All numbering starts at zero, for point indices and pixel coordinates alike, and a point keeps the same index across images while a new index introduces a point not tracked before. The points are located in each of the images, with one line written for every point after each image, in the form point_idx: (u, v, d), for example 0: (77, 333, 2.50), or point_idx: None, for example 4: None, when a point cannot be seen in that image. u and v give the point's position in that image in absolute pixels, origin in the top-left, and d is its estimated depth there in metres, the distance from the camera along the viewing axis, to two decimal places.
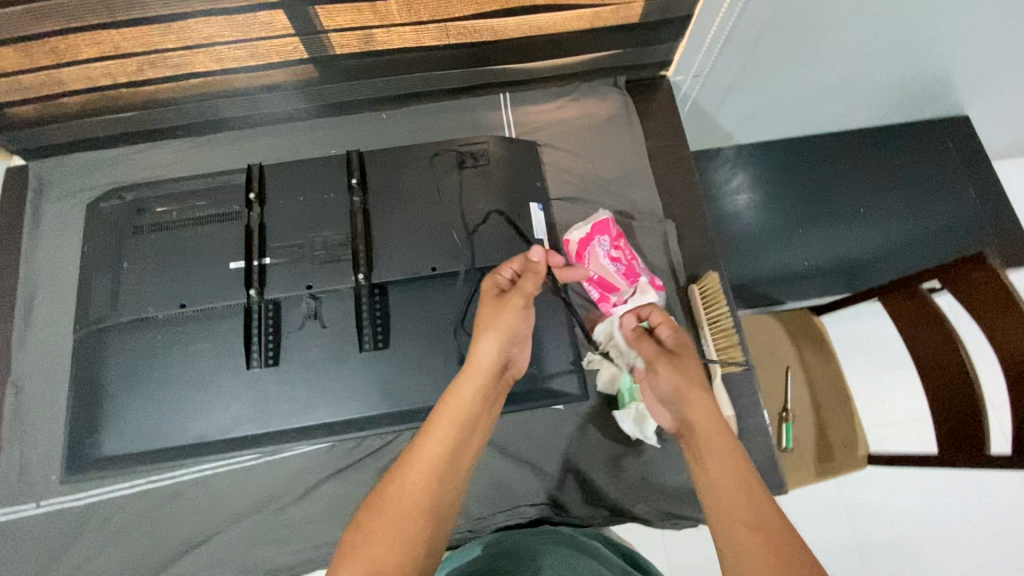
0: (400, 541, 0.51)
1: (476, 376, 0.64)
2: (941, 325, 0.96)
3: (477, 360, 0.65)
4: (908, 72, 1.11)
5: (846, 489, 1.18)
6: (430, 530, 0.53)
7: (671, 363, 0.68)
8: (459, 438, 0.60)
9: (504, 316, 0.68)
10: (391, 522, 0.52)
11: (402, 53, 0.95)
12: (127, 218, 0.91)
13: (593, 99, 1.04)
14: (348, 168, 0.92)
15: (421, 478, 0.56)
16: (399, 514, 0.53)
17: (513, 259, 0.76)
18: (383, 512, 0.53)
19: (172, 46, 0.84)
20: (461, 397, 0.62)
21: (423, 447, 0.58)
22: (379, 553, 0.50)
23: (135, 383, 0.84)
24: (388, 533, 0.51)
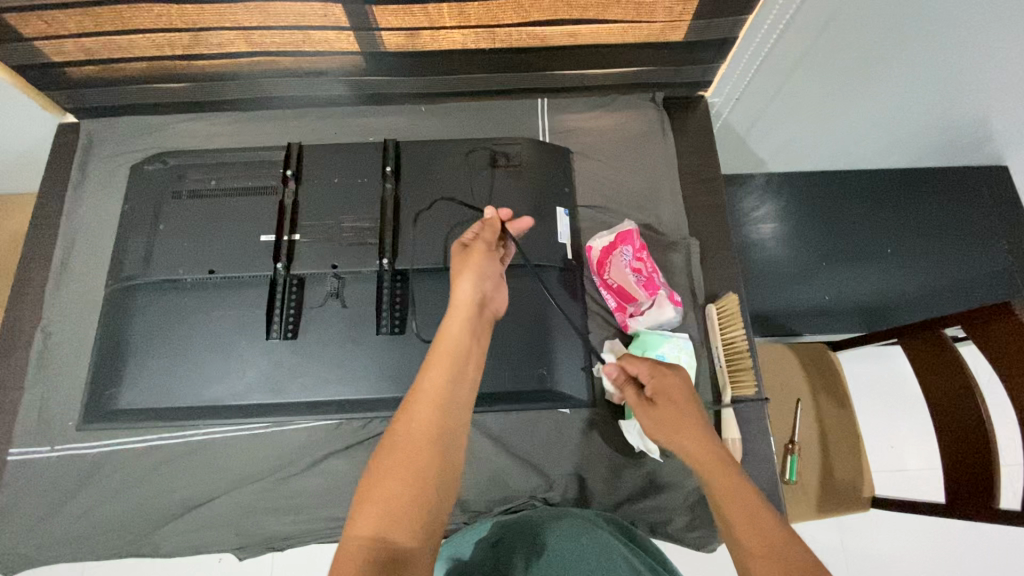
0: (412, 479, 0.48)
1: (461, 313, 0.62)
2: (961, 371, 0.94)
3: (458, 300, 0.63)
4: (950, 116, 1.10)
5: (847, 530, 1.16)
6: (440, 469, 0.50)
7: (649, 416, 0.66)
8: (459, 375, 0.57)
9: (473, 259, 0.66)
10: (403, 462, 0.49)
11: (447, 54, 0.97)
12: (168, 182, 0.94)
13: (629, 112, 1.06)
14: (383, 156, 0.94)
15: (427, 414, 0.52)
16: (409, 453, 0.50)
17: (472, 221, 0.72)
18: (393, 454, 0.50)
19: (229, 25, 0.86)
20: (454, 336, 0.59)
21: (425, 385, 0.55)
22: (394, 492, 0.47)
23: (158, 340, 0.86)
24: (400, 472, 0.49)
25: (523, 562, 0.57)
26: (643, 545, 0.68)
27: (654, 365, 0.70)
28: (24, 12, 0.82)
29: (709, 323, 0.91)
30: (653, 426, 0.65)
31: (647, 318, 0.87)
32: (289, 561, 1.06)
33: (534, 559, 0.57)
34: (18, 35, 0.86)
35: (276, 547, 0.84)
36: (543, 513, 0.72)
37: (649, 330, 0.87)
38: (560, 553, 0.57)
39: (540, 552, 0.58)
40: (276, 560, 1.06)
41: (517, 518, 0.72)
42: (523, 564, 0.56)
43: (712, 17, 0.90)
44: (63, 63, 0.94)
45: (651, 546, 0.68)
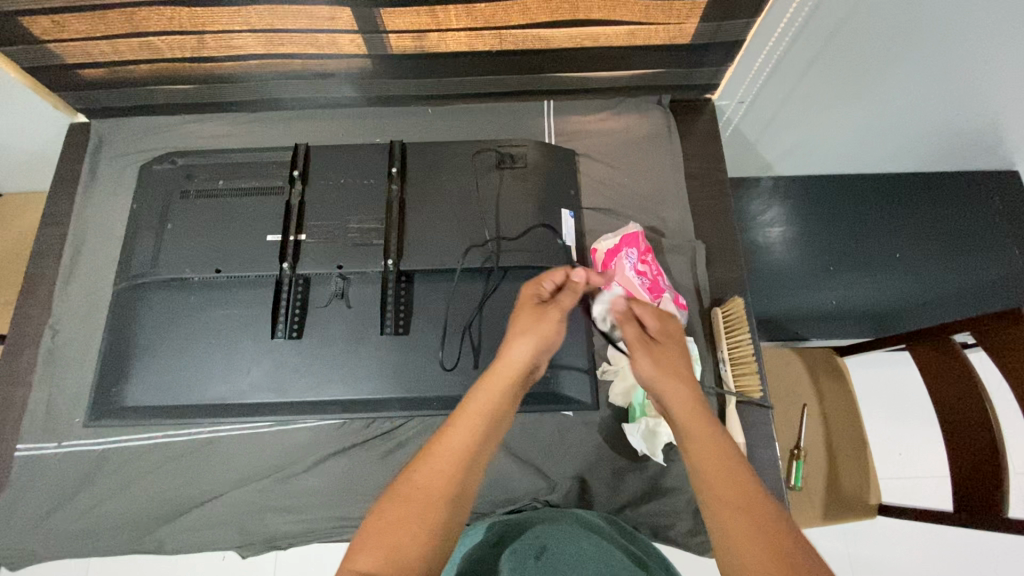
0: (423, 529, 0.47)
1: (503, 377, 0.60)
2: (970, 378, 0.93)
3: (505, 363, 0.61)
4: (960, 121, 1.09)
5: (854, 537, 1.15)
6: (450, 523, 0.48)
7: (644, 351, 0.64)
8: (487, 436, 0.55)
9: (543, 325, 0.66)
10: (417, 510, 0.48)
11: (454, 57, 0.97)
12: (176, 182, 0.95)
13: (636, 115, 1.05)
14: (389, 157, 0.94)
15: (448, 470, 0.51)
16: (425, 503, 0.48)
17: (555, 271, 0.73)
18: (408, 500, 0.48)
19: (239, 28, 0.87)
20: (490, 398, 0.58)
21: (450, 438, 0.54)
22: (403, 539, 0.46)
23: (165, 339, 0.87)
24: (413, 519, 0.47)
25: (521, 561, 0.57)
26: (645, 548, 0.68)
27: (659, 313, 0.71)
28: (38, 16, 0.83)
29: (715, 326, 0.90)
30: (643, 358, 0.64)
31: None
32: (291, 560, 1.06)
33: (533, 558, 0.57)
34: (33, 38, 0.87)
35: (279, 546, 0.84)
36: (545, 515, 0.72)
37: None
38: (558, 554, 0.57)
39: (539, 553, 0.58)
40: (278, 559, 1.06)
41: (518, 520, 0.72)
42: (521, 563, 0.56)
43: (720, 20, 0.89)
44: (75, 65, 0.95)
45: (653, 550, 0.67)
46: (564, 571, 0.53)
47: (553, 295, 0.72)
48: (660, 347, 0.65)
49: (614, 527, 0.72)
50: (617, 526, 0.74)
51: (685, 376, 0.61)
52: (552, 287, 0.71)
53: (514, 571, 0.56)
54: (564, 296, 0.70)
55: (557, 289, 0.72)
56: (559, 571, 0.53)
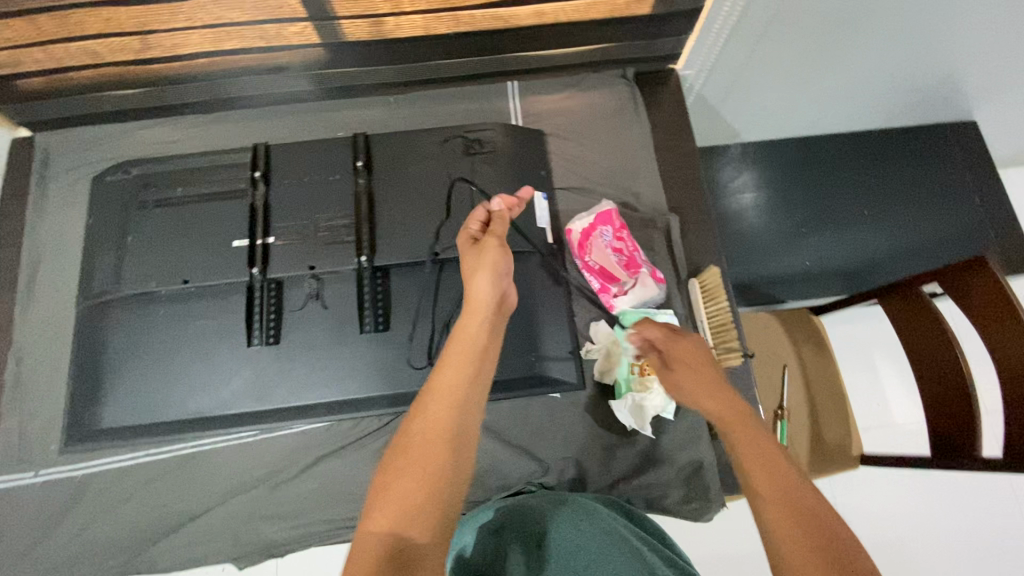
0: (432, 477, 0.45)
1: (477, 310, 0.58)
2: (942, 332, 0.95)
3: (472, 296, 0.60)
4: (919, 73, 1.10)
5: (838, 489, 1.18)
6: (458, 464, 0.47)
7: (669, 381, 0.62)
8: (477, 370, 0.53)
9: (487, 256, 0.63)
10: (423, 457, 0.46)
11: (411, 43, 0.96)
12: (133, 193, 0.91)
13: (601, 90, 1.04)
14: (354, 150, 0.92)
15: (445, 410, 0.49)
16: (427, 448, 0.47)
17: (474, 211, 0.70)
18: (411, 451, 0.46)
19: (180, 26, 0.84)
20: (470, 334, 0.56)
21: (440, 378, 0.51)
22: (413, 488, 0.44)
23: (137, 356, 0.85)
24: (418, 467, 0.45)
25: (524, 554, 0.58)
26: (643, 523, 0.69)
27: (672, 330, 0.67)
28: None
29: (693, 297, 0.91)
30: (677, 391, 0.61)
31: (628, 297, 0.87)
32: (293, 566, 1.05)
33: (535, 550, 0.58)
34: None
35: (276, 554, 0.83)
36: (545, 497, 0.73)
37: (633, 309, 0.87)
38: (559, 541, 0.58)
39: (540, 542, 0.59)
40: (279, 565, 1.05)
41: (519, 502, 0.73)
42: (524, 559, 0.57)
43: None
44: (10, 76, 0.90)
45: (653, 523, 0.69)
46: (565, 563, 0.54)
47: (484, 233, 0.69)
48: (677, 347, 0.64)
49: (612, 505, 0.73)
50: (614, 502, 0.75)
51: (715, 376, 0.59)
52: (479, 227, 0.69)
53: (518, 567, 0.57)
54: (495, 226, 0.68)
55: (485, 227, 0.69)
56: (561, 564, 0.54)
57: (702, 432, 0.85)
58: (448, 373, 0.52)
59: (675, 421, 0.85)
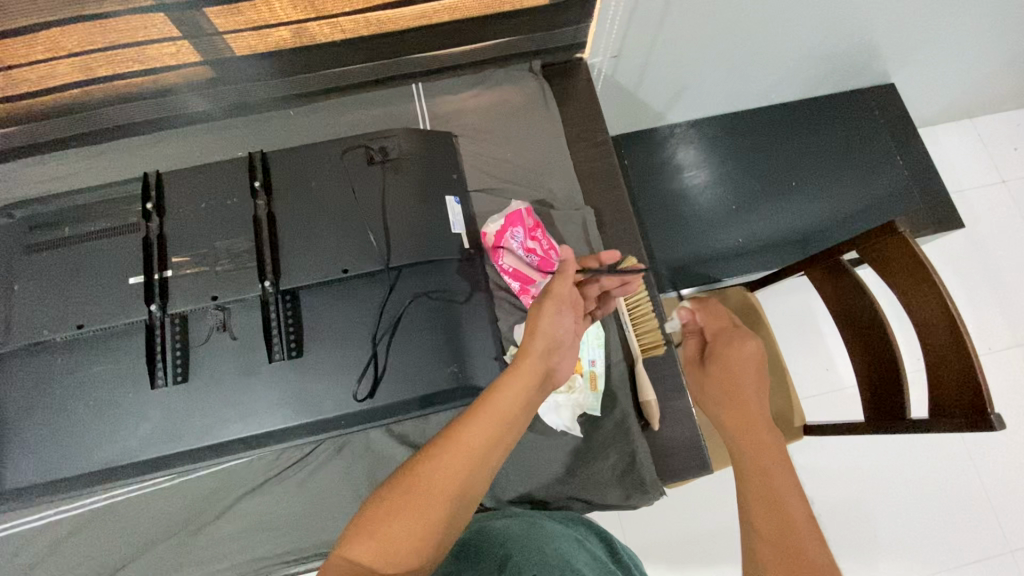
0: (423, 528, 0.51)
1: (519, 374, 0.60)
2: (864, 299, 0.96)
3: (521, 358, 0.61)
4: (823, 41, 1.11)
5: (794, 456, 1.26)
6: (451, 520, 0.52)
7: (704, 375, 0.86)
8: (498, 438, 0.56)
9: (541, 319, 0.63)
10: (421, 507, 0.51)
11: (302, 53, 0.92)
12: (17, 237, 0.85)
13: (508, 86, 1.01)
14: (250, 170, 0.87)
15: (456, 468, 0.53)
16: (428, 499, 0.52)
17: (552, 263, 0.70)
18: (411, 495, 0.52)
19: (46, 55, 0.80)
20: (503, 400, 0.58)
21: (464, 435, 0.55)
22: (400, 530, 0.50)
23: (34, 410, 0.80)
24: (412, 512, 0.51)
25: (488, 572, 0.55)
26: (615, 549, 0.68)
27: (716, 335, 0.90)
28: None
29: None
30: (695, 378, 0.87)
31: None
32: None
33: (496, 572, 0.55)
34: None
35: None
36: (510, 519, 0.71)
37: None
38: (525, 565, 0.55)
39: (502, 565, 0.56)
40: None
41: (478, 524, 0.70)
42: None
43: None
44: None
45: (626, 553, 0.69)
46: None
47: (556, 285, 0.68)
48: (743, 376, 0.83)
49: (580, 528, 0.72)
50: (577, 523, 0.74)
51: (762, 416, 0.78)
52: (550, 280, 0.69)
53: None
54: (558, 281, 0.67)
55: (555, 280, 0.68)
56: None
57: (632, 426, 0.83)
58: (473, 434, 0.55)
59: (603, 417, 0.84)
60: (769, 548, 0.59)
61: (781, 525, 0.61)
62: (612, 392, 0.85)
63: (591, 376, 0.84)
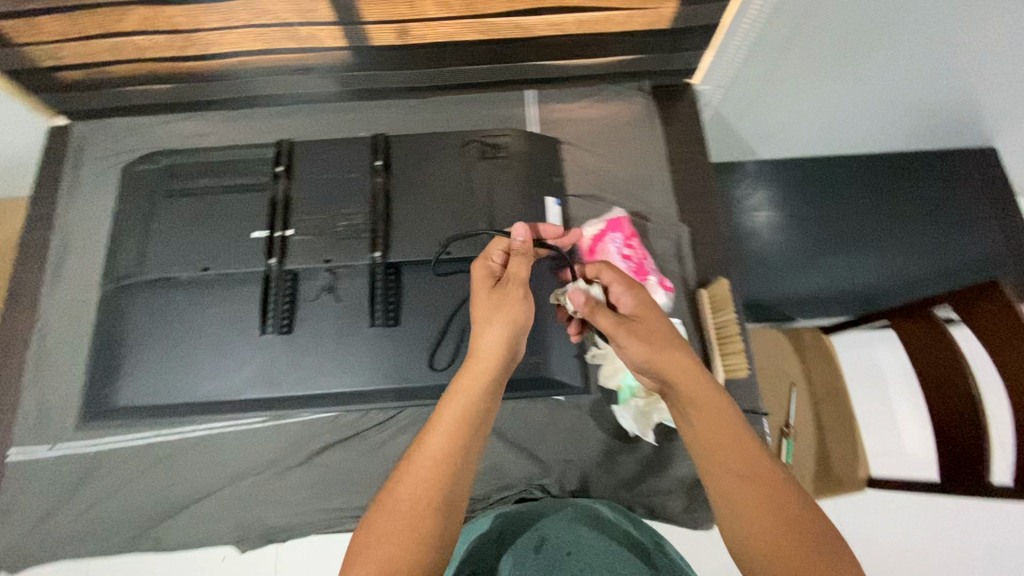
0: (415, 541, 0.46)
1: (482, 367, 0.57)
2: (954, 356, 0.94)
3: (478, 351, 0.58)
4: (936, 98, 1.10)
5: (879, 515, 1.17)
6: (446, 526, 0.48)
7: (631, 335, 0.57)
8: (470, 436, 0.52)
9: (506, 309, 0.61)
10: (406, 523, 0.47)
11: (434, 48, 0.97)
12: (159, 182, 0.94)
13: (616, 102, 1.07)
14: (374, 151, 0.94)
15: (431, 478, 0.49)
16: (410, 514, 0.47)
17: (496, 243, 0.68)
18: (394, 513, 0.47)
19: (216, 24, 0.87)
20: (468, 396, 0.55)
21: (429, 444, 0.51)
22: (395, 550, 0.45)
23: (152, 339, 0.87)
24: (400, 531, 0.46)
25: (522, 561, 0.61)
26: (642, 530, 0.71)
27: (626, 278, 0.61)
28: (10, 18, 0.82)
29: (700, 306, 0.92)
30: (631, 345, 0.56)
31: None
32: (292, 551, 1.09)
33: (534, 551, 0.63)
34: (6, 41, 0.86)
35: (276, 539, 0.85)
36: (548, 509, 0.74)
37: None
38: (557, 542, 0.64)
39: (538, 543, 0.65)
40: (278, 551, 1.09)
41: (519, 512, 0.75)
42: (523, 556, 0.63)
43: (694, 4, 0.90)
44: (52, 68, 0.94)
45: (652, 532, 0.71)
46: (565, 558, 0.60)
47: (503, 267, 0.67)
48: (645, 323, 0.58)
49: (610, 511, 0.75)
50: (614, 510, 0.76)
51: (671, 342, 0.55)
52: (501, 260, 0.67)
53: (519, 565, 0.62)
54: (512, 263, 0.66)
55: (506, 261, 0.67)
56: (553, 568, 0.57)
57: None
58: (439, 439, 0.51)
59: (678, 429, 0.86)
60: (723, 477, 0.49)
61: (714, 437, 0.51)
62: None
63: None
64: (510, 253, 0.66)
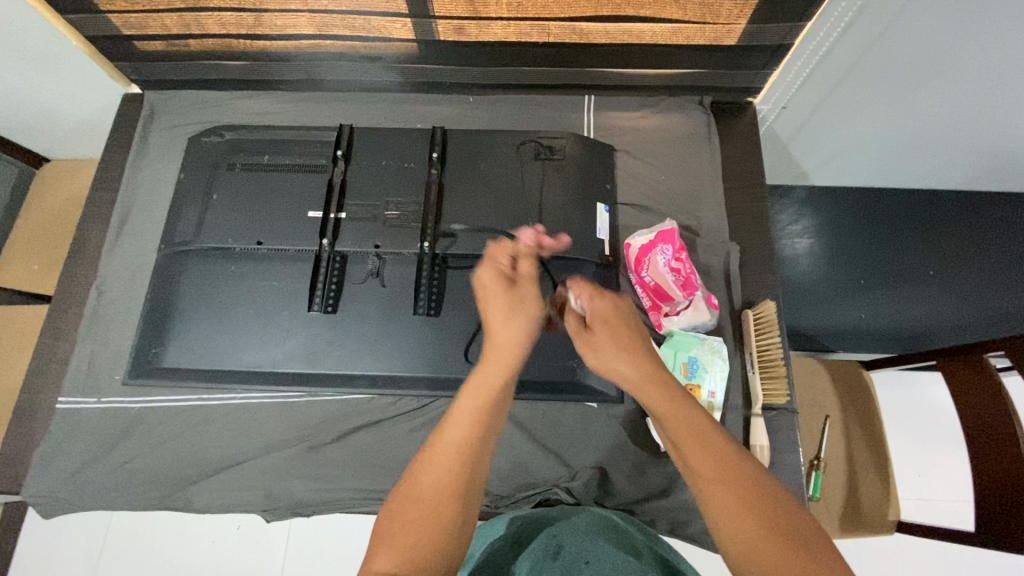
0: (437, 529, 0.45)
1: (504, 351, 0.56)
2: (1002, 404, 0.90)
3: (500, 337, 0.57)
4: (1005, 142, 1.06)
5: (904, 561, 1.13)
6: (463, 517, 0.46)
7: (590, 341, 0.58)
8: (487, 426, 0.51)
9: (520, 308, 0.59)
10: (429, 510, 0.45)
11: (499, 47, 0.99)
12: (223, 155, 0.98)
13: (675, 114, 1.05)
14: (431, 142, 0.96)
15: (451, 465, 0.48)
16: (432, 500, 0.46)
17: (499, 247, 0.67)
18: (417, 502, 0.46)
19: (294, 7, 0.89)
20: (489, 386, 0.53)
21: (444, 432, 0.50)
22: (418, 539, 0.44)
23: (203, 305, 0.90)
24: (424, 518, 0.45)
25: (540, 563, 0.61)
26: (655, 539, 0.70)
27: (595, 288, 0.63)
28: None
29: (745, 327, 0.90)
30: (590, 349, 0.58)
31: (680, 318, 0.88)
32: (308, 528, 1.11)
33: (552, 558, 0.61)
34: (97, 8, 0.91)
35: (302, 512, 0.87)
36: (562, 515, 0.74)
37: (682, 331, 0.87)
38: (576, 552, 0.61)
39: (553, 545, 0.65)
40: (296, 525, 1.11)
41: (533, 517, 0.75)
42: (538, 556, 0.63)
43: (765, 21, 0.89)
44: (134, 37, 0.98)
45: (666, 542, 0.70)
46: (582, 567, 0.57)
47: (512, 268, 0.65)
48: (605, 328, 0.59)
49: (625, 521, 0.74)
50: (629, 520, 0.76)
51: (637, 351, 0.56)
52: (510, 260, 0.65)
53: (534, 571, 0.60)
54: (523, 264, 0.65)
55: (513, 261, 0.65)
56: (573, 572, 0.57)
57: None
58: (457, 428, 0.50)
59: None
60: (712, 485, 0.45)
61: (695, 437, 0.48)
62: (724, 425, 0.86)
63: (708, 406, 0.84)
64: (517, 256, 0.66)
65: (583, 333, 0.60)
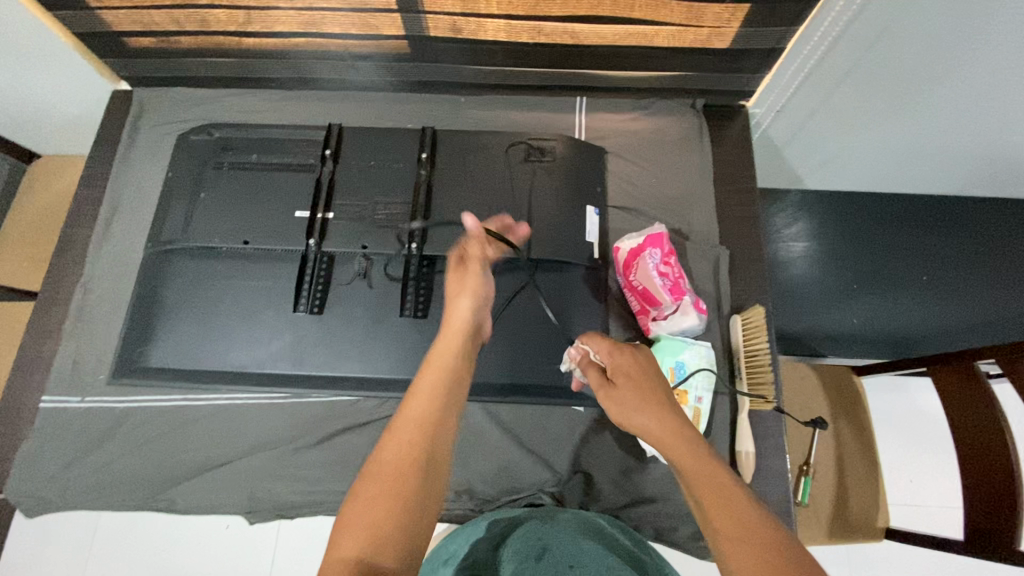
0: (399, 498, 0.45)
1: (452, 336, 0.62)
2: (992, 412, 0.90)
3: (450, 325, 0.64)
4: (1001, 147, 1.05)
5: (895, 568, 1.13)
6: (426, 485, 0.47)
7: (608, 395, 0.60)
8: (447, 404, 0.54)
9: (467, 282, 0.69)
10: (393, 481, 0.46)
11: (491, 46, 0.98)
12: (211, 154, 0.97)
13: (667, 116, 1.05)
14: (421, 143, 0.95)
15: (414, 437, 0.49)
16: (395, 470, 0.46)
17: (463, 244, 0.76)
18: (379, 476, 0.46)
19: (283, 4, 0.89)
20: (442, 363, 0.57)
21: (408, 412, 0.52)
22: (381, 511, 0.44)
23: (188, 305, 0.89)
24: (386, 490, 0.45)
25: (523, 562, 0.60)
26: (640, 544, 0.70)
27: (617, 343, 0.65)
28: None
29: (733, 332, 0.90)
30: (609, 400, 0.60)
31: (667, 323, 0.88)
32: (294, 530, 1.11)
33: (535, 559, 0.61)
34: (84, 4, 0.90)
35: (285, 515, 0.86)
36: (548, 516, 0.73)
37: (670, 336, 0.87)
38: (560, 554, 0.61)
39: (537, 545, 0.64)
40: (282, 526, 1.11)
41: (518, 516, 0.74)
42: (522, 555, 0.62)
43: (758, 25, 0.88)
44: (123, 33, 0.97)
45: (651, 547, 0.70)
46: (564, 570, 0.57)
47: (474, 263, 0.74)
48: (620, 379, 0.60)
49: (611, 524, 0.74)
50: (615, 524, 0.75)
51: (650, 393, 0.57)
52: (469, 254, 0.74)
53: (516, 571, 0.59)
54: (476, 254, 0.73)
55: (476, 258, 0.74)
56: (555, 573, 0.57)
57: None
58: (418, 405, 0.52)
59: None
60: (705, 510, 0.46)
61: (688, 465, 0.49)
62: (711, 430, 0.85)
63: (694, 411, 0.84)
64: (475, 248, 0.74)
65: (604, 386, 0.61)
